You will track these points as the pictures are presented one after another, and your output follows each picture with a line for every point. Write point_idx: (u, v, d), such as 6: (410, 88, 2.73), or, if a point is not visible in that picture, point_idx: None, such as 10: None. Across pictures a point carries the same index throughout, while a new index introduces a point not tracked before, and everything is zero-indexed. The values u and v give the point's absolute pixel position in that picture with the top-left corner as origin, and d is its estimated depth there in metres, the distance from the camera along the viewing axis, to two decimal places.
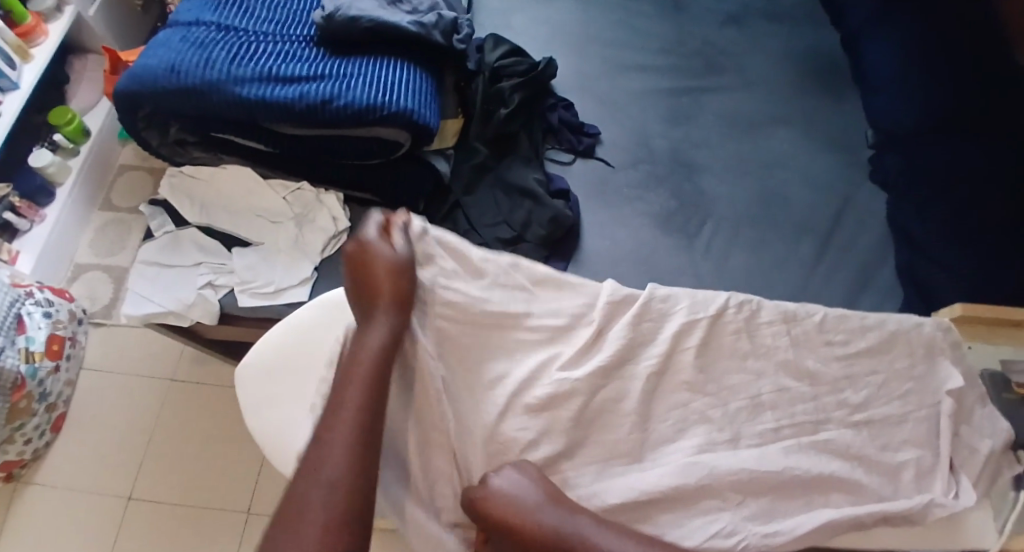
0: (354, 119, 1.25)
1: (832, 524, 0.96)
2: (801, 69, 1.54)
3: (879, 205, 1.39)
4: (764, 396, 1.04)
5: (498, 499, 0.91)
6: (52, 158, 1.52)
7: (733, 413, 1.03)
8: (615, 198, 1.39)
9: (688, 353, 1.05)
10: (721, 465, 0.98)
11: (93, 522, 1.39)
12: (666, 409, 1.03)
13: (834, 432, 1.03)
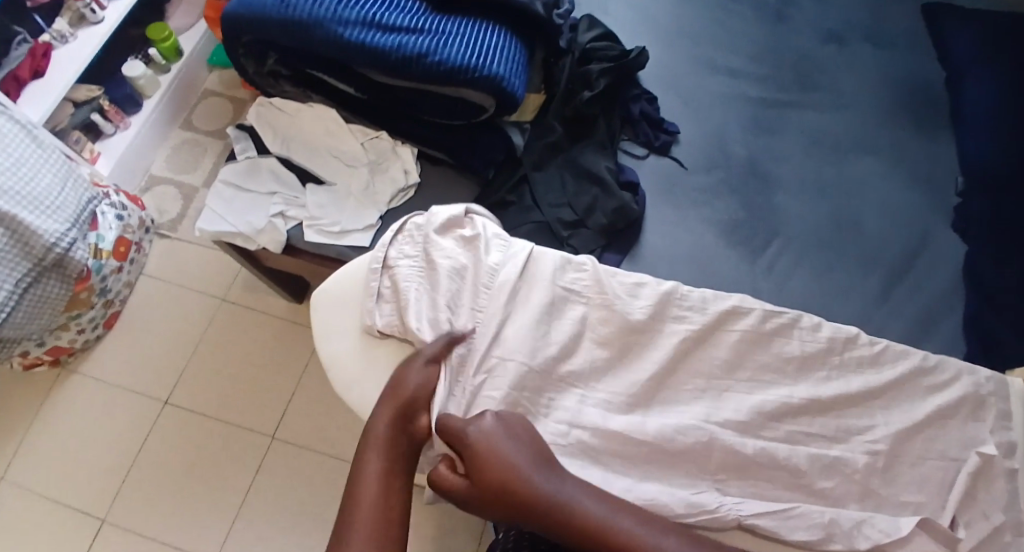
0: (444, 78, 1.26)
1: (822, 531, 0.95)
2: (893, 97, 1.48)
3: (957, 250, 1.34)
4: (796, 400, 1.02)
5: (481, 439, 0.92)
6: (144, 71, 1.56)
7: (764, 426, 1.01)
8: (683, 199, 1.38)
9: (724, 354, 1.05)
10: (723, 445, 0.99)
11: (131, 419, 1.46)
12: (688, 405, 1.02)
13: (847, 453, 1.00)
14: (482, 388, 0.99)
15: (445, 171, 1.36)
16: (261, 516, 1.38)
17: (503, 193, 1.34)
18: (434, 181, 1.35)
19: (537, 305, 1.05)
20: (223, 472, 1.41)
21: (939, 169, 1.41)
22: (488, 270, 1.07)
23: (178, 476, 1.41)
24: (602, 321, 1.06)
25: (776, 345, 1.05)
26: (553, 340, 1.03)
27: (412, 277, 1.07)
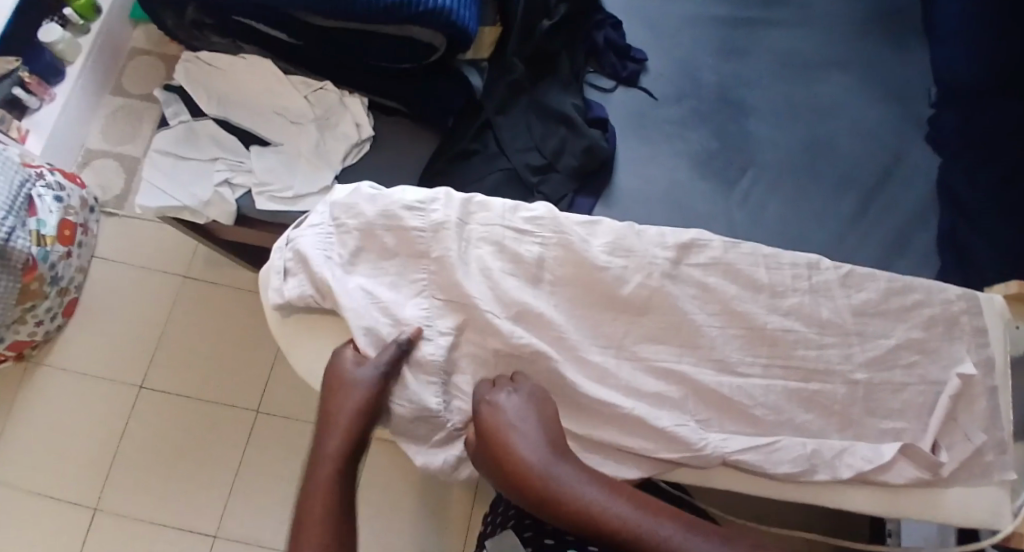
0: (384, 18, 1.11)
1: (805, 465, 0.88)
2: (864, 10, 1.44)
3: (931, 164, 1.35)
4: (767, 328, 0.91)
5: (489, 408, 0.85)
6: (63, 35, 1.42)
7: (739, 359, 0.91)
8: (655, 133, 1.33)
9: (692, 290, 0.93)
10: (697, 381, 0.90)
11: (109, 405, 1.42)
12: (661, 345, 0.92)
13: (828, 384, 0.91)
14: (457, 369, 0.91)
15: (405, 124, 1.25)
16: (253, 490, 1.38)
17: (467, 142, 1.25)
18: (391, 134, 1.24)
19: (470, 255, 0.93)
20: (212, 450, 1.40)
21: (910, 84, 1.40)
22: (419, 232, 0.93)
23: (165, 458, 1.39)
24: (555, 266, 0.93)
25: (747, 276, 0.93)
26: (494, 296, 0.91)
27: (323, 246, 0.93)
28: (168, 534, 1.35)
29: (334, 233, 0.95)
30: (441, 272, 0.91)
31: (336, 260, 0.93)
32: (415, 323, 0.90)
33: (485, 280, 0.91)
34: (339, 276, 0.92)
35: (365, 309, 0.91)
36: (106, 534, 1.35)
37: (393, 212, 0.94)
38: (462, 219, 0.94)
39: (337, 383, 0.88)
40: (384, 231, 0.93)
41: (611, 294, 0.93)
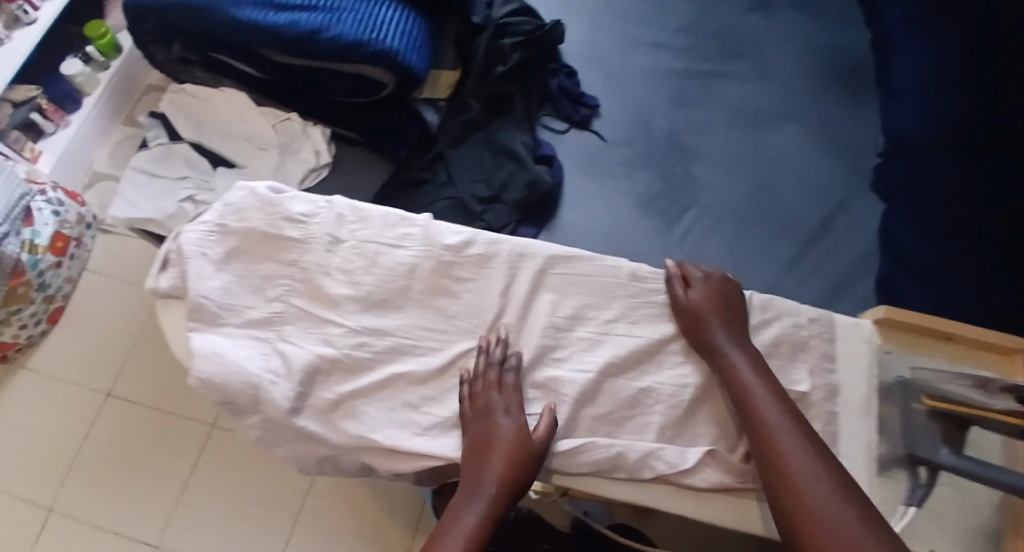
0: (339, 55, 1.13)
1: (604, 465, 0.78)
2: (817, 66, 1.49)
3: (875, 214, 1.36)
4: (614, 328, 0.83)
5: (509, 431, 0.73)
6: (82, 68, 1.58)
7: (580, 365, 0.81)
8: (603, 173, 1.40)
9: (552, 297, 0.83)
10: (536, 376, 0.81)
11: (78, 410, 1.50)
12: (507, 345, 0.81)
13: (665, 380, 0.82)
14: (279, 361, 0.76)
15: (363, 152, 1.30)
16: (194, 509, 1.43)
17: (418, 170, 1.30)
18: (348, 164, 1.29)
19: (338, 269, 0.78)
20: (164, 463, 1.47)
21: (861, 135, 1.43)
22: (297, 243, 0.79)
23: (122, 465, 1.46)
24: (400, 258, 0.80)
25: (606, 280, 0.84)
26: (367, 309, 0.78)
27: (202, 244, 0.78)
28: (114, 539, 1.41)
29: (217, 238, 0.79)
30: (305, 283, 0.78)
31: (209, 260, 0.78)
32: (275, 324, 0.77)
33: (349, 290, 0.78)
34: (208, 275, 0.77)
35: (221, 309, 0.76)
36: (61, 532, 1.42)
37: (274, 222, 0.79)
38: (340, 234, 0.80)
39: (499, 434, 0.73)
40: (262, 241, 0.79)
41: (476, 304, 0.80)
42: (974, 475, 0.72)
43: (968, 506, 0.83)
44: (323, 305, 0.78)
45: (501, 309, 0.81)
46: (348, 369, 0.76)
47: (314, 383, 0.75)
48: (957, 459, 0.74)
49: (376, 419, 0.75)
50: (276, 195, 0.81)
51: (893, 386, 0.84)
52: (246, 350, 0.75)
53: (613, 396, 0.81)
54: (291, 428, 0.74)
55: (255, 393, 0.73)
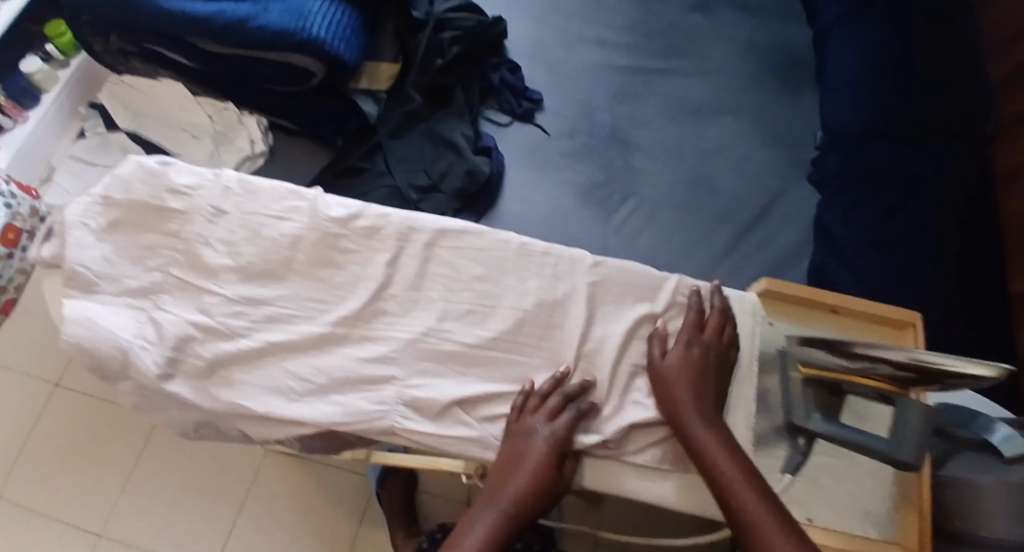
0: (266, 43, 1.12)
1: (483, 438, 0.77)
2: (758, 61, 1.49)
3: (811, 204, 1.36)
4: (504, 306, 0.82)
5: (540, 449, 0.75)
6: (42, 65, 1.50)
7: (463, 337, 0.80)
8: (544, 164, 1.37)
9: (441, 270, 0.83)
10: (421, 346, 0.79)
11: (24, 401, 1.51)
12: (391, 318, 0.80)
13: (556, 358, 0.81)
14: (162, 326, 0.77)
15: (301, 142, 1.30)
16: (138, 497, 1.45)
17: (354, 160, 1.28)
18: (286, 154, 1.29)
19: (216, 237, 0.81)
20: (106, 456, 1.48)
21: (798, 129, 1.43)
22: (177, 211, 0.81)
23: (68, 456, 1.48)
24: (289, 234, 0.81)
25: (489, 254, 0.84)
26: (249, 279, 0.80)
27: (85, 215, 0.82)
28: (57, 526, 1.42)
29: (100, 204, 0.82)
30: (187, 252, 0.80)
31: (89, 231, 0.81)
32: (152, 292, 0.79)
33: (230, 260, 0.80)
34: (88, 245, 0.80)
35: (99, 278, 0.79)
36: (11, 522, 1.43)
37: (157, 193, 0.82)
38: (223, 206, 0.82)
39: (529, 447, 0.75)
40: (144, 209, 0.81)
41: (360, 268, 0.81)
42: (848, 443, 0.76)
43: (849, 474, 0.85)
44: (201, 274, 0.80)
45: (387, 278, 0.81)
46: (224, 335, 0.78)
47: (186, 349, 0.77)
48: (830, 426, 0.77)
49: (248, 386, 0.76)
50: (166, 165, 0.84)
51: (768, 355, 0.86)
52: (120, 318, 0.77)
53: (494, 369, 0.80)
54: (164, 394, 0.77)
55: (125, 358, 0.76)
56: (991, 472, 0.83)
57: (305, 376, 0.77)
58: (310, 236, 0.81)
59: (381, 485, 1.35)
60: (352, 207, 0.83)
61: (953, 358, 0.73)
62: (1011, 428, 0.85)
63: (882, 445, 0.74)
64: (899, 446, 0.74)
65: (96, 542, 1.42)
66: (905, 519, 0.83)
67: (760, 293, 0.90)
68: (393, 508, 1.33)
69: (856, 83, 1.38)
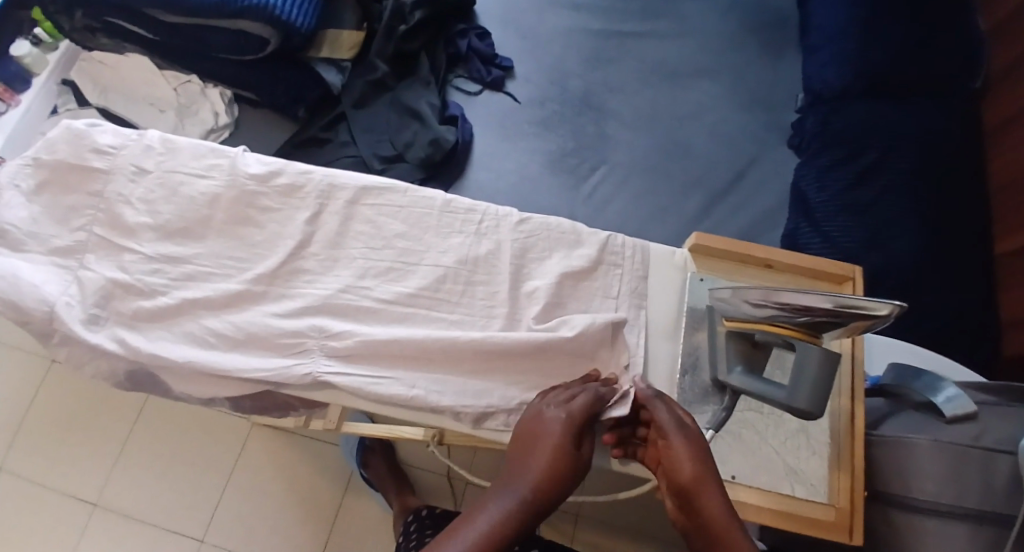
0: (215, 10, 1.17)
1: (397, 397, 0.76)
2: (738, 22, 1.44)
3: (789, 166, 1.31)
4: (425, 262, 0.82)
5: (555, 425, 0.71)
6: (31, 48, 1.31)
7: (380, 295, 0.80)
8: (513, 132, 1.34)
9: (363, 228, 0.83)
10: (336, 303, 0.80)
11: (15, 370, 1.33)
12: (312, 276, 0.81)
13: (472, 315, 0.80)
14: (84, 281, 0.80)
15: (266, 113, 1.32)
16: (135, 473, 1.28)
17: (319, 130, 1.30)
18: (249, 125, 1.31)
19: (139, 198, 0.83)
20: (100, 425, 1.31)
21: (779, 91, 1.38)
22: (97, 171, 0.84)
23: (63, 430, 1.30)
24: (210, 195, 0.83)
25: (414, 213, 0.84)
26: (167, 235, 0.82)
27: (15, 177, 0.84)
28: (56, 500, 1.26)
29: (31, 166, 0.84)
30: (110, 212, 0.83)
31: (20, 193, 0.83)
32: (77, 252, 0.82)
33: (149, 219, 0.82)
34: (15, 206, 0.82)
35: (26, 237, 0.82)
36: (7, 498, 1.27)
37: (81, 153, 0.84)
38: (145, 166, 0.85)
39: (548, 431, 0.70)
40: (70, 172, 0.84)
41: (289, 225, 0.83)
42: (755, 395, 0.71)
43: (777, 433, 0.80)
44: (121, 233, 0.82)
45: (306, 237, 0.82)
46: (141, 292, 0.80)
47: (108, 306, 0.79)
48: (745, 380, 0.72)
49: (165, 341, 0.78)
50: (90, 126, 0.86)
51: (697, 311, 0.82)
52: (43, 275, 0.80)
53: (412, 323, 0.80)
54: (85, 348, 0.79)
55: (50, 314, 0.78)
56: (928, 431, 0.78)
57: (220, 330, 0.78)
58: (233, 197, 0.83)
59: (363, 465, 1.25)
60: (275, 164, 0.85)
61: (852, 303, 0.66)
62: (956, 387, 0.79)
63: (780, 393, 0.69)
64: (796, 393, 0.68)
65: (91, 512, 1.26)
66: (835, 478, 0.79)
67: (689, 250, 0.86)
68: (379, 484, 1.23)
69: (843, 35, 1.28)
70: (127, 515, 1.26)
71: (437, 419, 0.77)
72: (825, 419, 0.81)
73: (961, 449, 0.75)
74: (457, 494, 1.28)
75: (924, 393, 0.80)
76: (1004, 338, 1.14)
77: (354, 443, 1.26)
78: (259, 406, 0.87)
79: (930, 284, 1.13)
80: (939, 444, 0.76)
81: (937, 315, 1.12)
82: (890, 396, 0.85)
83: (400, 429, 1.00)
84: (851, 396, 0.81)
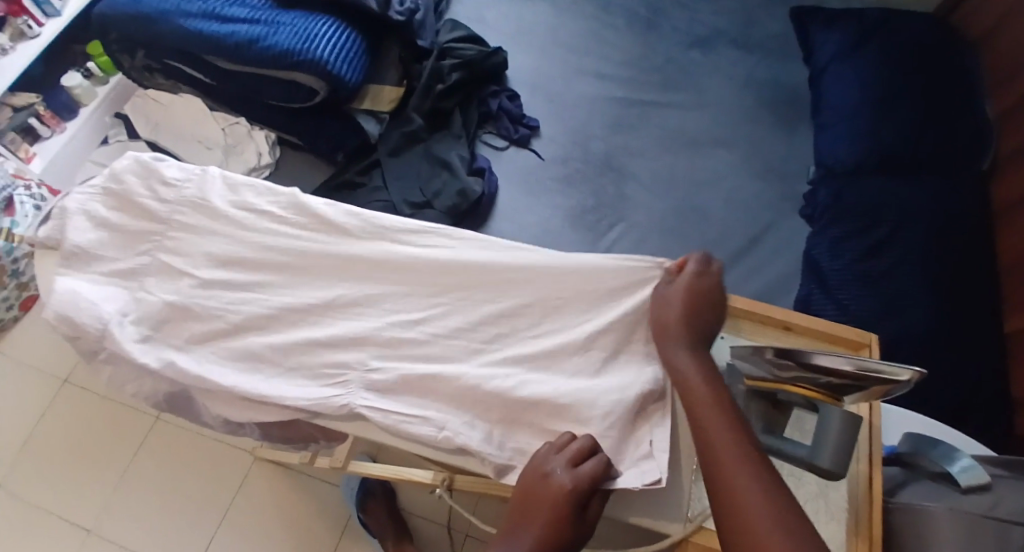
0: (271, 61, 1.25)
1: (426, 431, 0.80)
2: (756, 98, 1.51)
3: (800, 236, 1.36)
4: (471, 294, 0.87)
5: (557, 491, 0.74)
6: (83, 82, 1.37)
7: (417, 333, 0.85)
8: (537, 188, 1.40)
9: (404, 269, 0.89)
10: (379, 336, 0.84)
11: (34, 388, 1.37)
12: (356, 309, 0.86)
13: (505, 354, 0.84)
14: (143, 304, 0.86)
15: (306, 157, 1.39)
16: (138, 495, 1.31)
17: (354, 174, 1.36)
18: (288, 167, 1.38)
19: (201, 227, 0.90)
20: (108, 449, 1.34)
21: (792, 164, 1.44)
22: (159, 202, 0.91)
23: (70, 453, 1.33)
24: (263, 230, 0.89)
25: (455, 256, 0.89)
26: (225, 262, 0.88)
27: (84, 204, 0.91)
28: (55, 524, 1.29)
29: (98, 195, 0.92)
30: (176, 241, 0.89)
31: (85, 218, 0.90)
32: (137, 276, 0.88)
33: (206, 249, 0.89)
34: (80, 229, 0.89)
35: (93, 259, 0.89)
36: (14, 513, 1.29)
37: (146, 186, 0.91)
38: (206, 199, 0.91)
39: (551, 495, 0.74)
40: (137, 201, 0.91)
41: (334, 261, 0.88)
42: (779, 453, 0.76)
43: (797, 493, 0.84)
44: (177, 260, 0.89)
45: (350, 273, 0.88)
46: (197, 315, 0.86)
47: (162, 328, 0.86)
48: (768, 438, 0.76)
49: (219, 364, 0.84)
50: (158, 160, 0.93)
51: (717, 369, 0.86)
52: (108, 294, 0.87)
53: (444, 362, 0.84)
54: (137, 364, 0.84)
55: (112, 330, 0.84)
56: (943, 499, 0.82)
57: (268, 356, 0.84)
58: (290, 230, 0.89)
59: (363, 510, 1.27)
60: (325, 206, 0.91)
61: (868, 366, 0.70)
62: (971, 458, 0.83)
63: (805, 452, 0.74)
64: (819, 454, 0.73)
65: (87, 539, 1.28)
66: (853, 545, 0.81)
67: None
68: (379, 528, 1.25)
69: (854, 118, 1.36)
70: (122, 544, 1.28)
71: (461, 456, 0.81)
72: (844, 483, 0.84)
73: (977, 519, 0.79)
74: (456, 545, 1.29)
75: (940, 462, 0.84)
76: (1008, 415, 1.18)
77: (356, 485, 1.29)
78: (287, 435, 0.91)
79: (935, 357, 1.17)
80: (954, 512, 0.80)
81: (941, 388, 1.16)
82: (906, 465, 0.88)
83: (408, 471, 1.03)
84: (870, 461, 0.84)
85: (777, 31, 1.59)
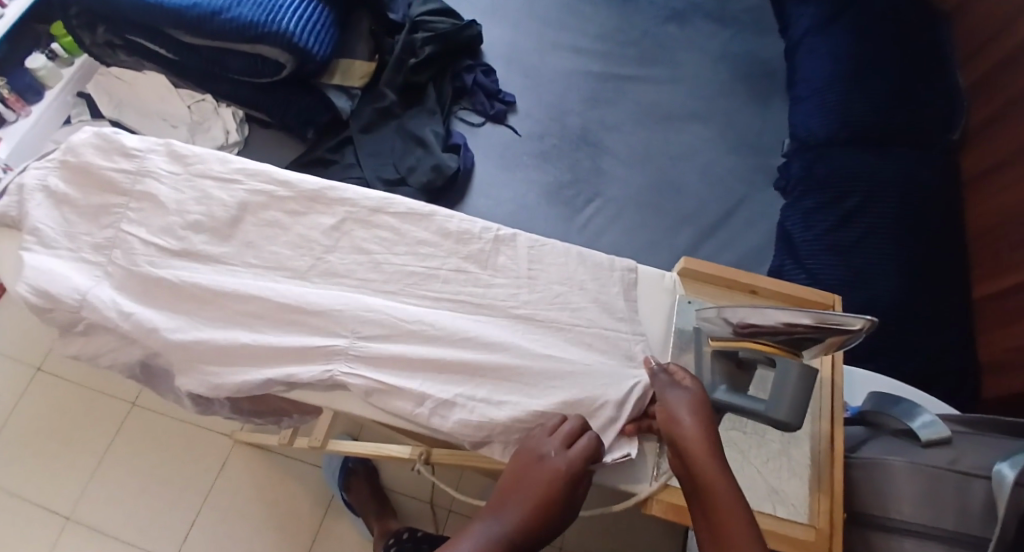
0: (235, 34, 1.22)
1: (397, 402, 0.79)
2: (732, 70, 1.50)
3: (776, 207, 1.36)
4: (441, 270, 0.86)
5: (550, 472, 0.73)
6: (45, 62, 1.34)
7: (386, 303, 0.84)
8: (512, 163, 1.38)
9: (371, 241, 0.87)
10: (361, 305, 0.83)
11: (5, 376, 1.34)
12: (330, 279, 0.85)
13: (482, 321, 0.84)
14: (104, 280, 0.84)
15: (275, 134, 1.36)
16: (115, 482, 1.29)
17: (325, 151, 1.34)
18: (257, 144, 1.35)
19: (163, 199, 0.87)
20: (82, 435, 1.32)
21: (768, 136, 1.43)
22: (118, 175, 0.88)
23: (43, 440, 1.31)
24: (227, 203, 0.87)
25: (435, 222, 0.88)
26: (183, 233, 0.86)
27: (43, 178, 0.88)
28: (29, 512, 1.26)
29: (57, 169, 0.89)
30: (140, 211, 0.87)
31: (44, 192, 0.87)
32: (106, 249, 0.85)
33: (168, 222, 0.86)
34: (38, 205, 0.86)
35: (57, 235, 0.86)
36: None
37: (106, 159, 0.89)
38: (168, 171, 0.89)
39: (544, 478, 0.73)
40: (97, 175, 0.88)
41: (300, 233, 0.87)
42: (740, 410, 0.75)
43: (760, 452, 0.83)
44: (139, 233, 0.86)
45: (317, 245, 0.86)
46: (164, 288, 0.83)
47: (127, 301, 0.83)
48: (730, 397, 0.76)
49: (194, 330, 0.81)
50: (116, 133, 0.90)
51: (685, 333, 0.86)
52: (73, 269, 0.84)
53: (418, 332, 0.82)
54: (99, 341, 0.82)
55: (78, 303, 0.82)
56: (904, 454, 0.81)
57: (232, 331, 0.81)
58: (255, 203, 0.88)
59: (344, 488, 1.26)
60: (291, 178, 0.89)
61: (815, 315, 0.71)
62: (932, 415, 0.83)
63: (762, 407, 0.74)
64: (777, 407, 0.73)
65: (64, 526, 1.26)
66: (816, 500, 0.81)
67: (678, 273, 0.90)
68: (361, 507, 1.23)
69: (830, 88, 1.35)
70: (98, 530, 1.26)
71: (429, 427, 0.79)
72: (807, 440, 0.84)
73: (937, 471, 0.78)
74: (438, 522, 1.28)
75: (902, 419, 0.84)
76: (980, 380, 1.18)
77: (338, 464, 1.28)
78: (257, 409, 0.89)
79: (910, 324, 1.17)
80: (915, 466, 0.79)
81: (916, 354, 1.16)
82: (869, 423, 0.89)
83: (384, 447, 1.00)
84: (832, 420, 0.84)
85: (752, 4, 1.57)
